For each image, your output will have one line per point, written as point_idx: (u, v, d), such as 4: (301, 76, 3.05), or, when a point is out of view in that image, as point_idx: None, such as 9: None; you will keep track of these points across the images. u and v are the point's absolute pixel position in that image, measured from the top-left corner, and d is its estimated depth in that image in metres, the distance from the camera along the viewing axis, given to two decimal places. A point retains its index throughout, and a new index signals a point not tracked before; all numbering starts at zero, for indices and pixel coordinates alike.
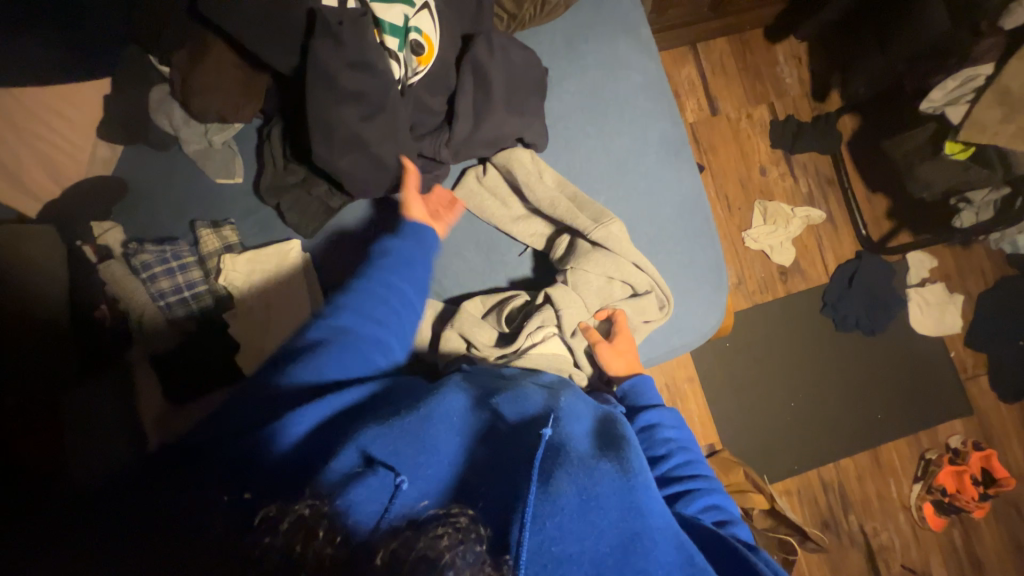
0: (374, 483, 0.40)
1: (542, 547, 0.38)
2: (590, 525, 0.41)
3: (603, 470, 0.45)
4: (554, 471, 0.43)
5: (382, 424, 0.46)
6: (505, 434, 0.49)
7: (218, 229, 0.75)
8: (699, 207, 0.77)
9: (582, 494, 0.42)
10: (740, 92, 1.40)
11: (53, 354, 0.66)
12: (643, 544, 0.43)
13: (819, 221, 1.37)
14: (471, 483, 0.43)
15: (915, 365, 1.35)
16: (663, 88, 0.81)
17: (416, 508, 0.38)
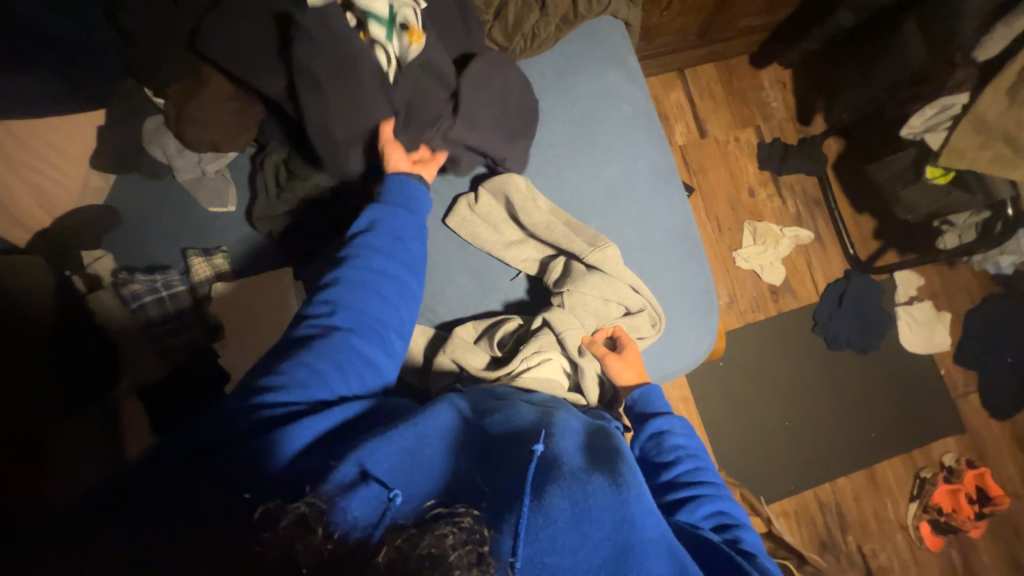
0: (369, 496, 0.42)
1: (535, 556, 0.40)
2: (581, 537, 0.42)
3: (594, 484, 0.44)
4: (546, 484, 0.44)
5: (379, 436, 0.47)
6: (497, 447, 0.50)
7: (210, 257, 0.76)
8: (689, 233, 0.79)
9: (575, 507, 0.43)
10: (727, 116, 1.44)
11: (36, 388, 0.64)
12: (635, 555, 0.44)
13: (808, 241, 1.39)
14: (473, 480, 0.46)
15: (907, 383, 1.36)
16: (652, 117, 0.83)
17: (413, 514, 0.41)
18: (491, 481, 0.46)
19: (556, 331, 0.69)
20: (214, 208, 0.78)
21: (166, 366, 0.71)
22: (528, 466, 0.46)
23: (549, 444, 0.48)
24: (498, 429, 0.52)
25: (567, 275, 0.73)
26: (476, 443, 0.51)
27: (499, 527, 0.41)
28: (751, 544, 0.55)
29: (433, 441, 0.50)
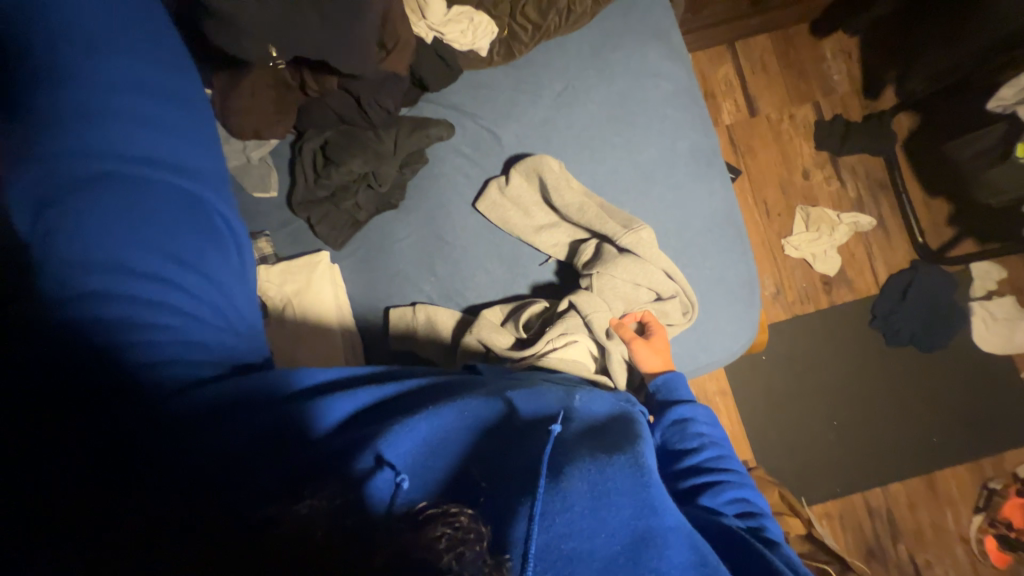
0: (381, 481, 0.40)
1: (551, 543, 0.38)
2: (600, 521, 0.40)
3: (615, 465, 0.43)
4: (564, 466, 0.42)
5: (402, 425, 0.44)
6: (519, 427, 0.48)
7: (254, 240, 0.79)
8: (731, 218, 0.74)
9: (594, 491, 0.41)
10: (782, 91, 1.33)
11: None
12: (656, 542, 0.41)
13: (868, 228, 1.28)
14: (471, 478, 0.42)
15: (978, 385, 1.24)
16: (695, 95, 0.78)
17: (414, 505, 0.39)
18: (486, 473, 0.43)
19: (580, 314, 0.68)
20: (258, 193, 0.81)
21: None
22: (541, 454, 0.44)
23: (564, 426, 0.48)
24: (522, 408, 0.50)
25: (596, 258, 0.71)
26: (504, 418, 0.48)
27: (511, 515, 0.39)
28: (774, 533, 0.54)
29: (462, 423, 0.46)
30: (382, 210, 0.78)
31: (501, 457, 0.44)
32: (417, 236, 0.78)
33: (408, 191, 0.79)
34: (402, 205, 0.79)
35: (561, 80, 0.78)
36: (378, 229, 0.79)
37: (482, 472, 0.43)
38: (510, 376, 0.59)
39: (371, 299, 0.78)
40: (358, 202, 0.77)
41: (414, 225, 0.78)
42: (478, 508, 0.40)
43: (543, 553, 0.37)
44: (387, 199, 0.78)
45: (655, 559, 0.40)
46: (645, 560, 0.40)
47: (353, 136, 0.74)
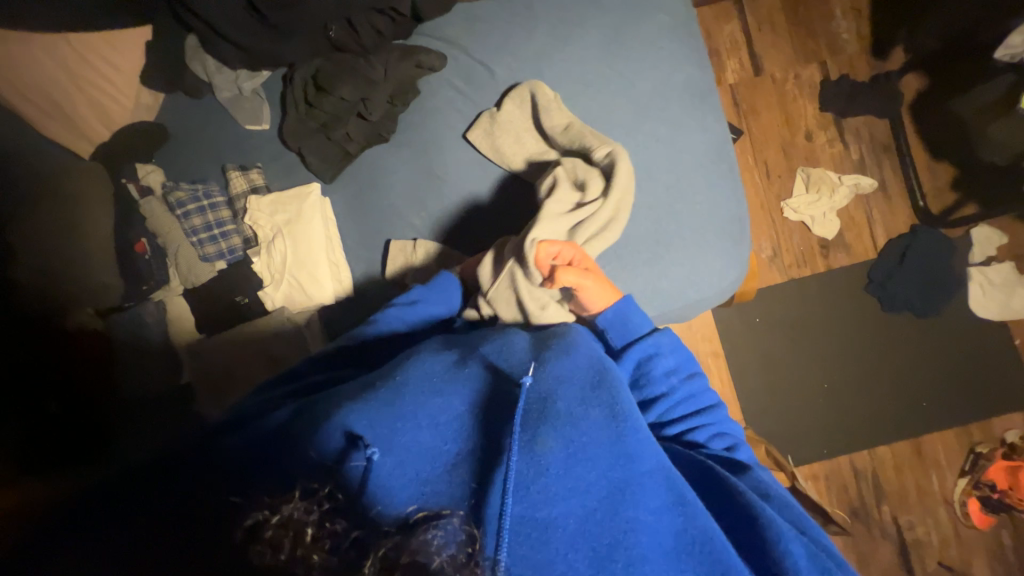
0: (354, 467, 0.44)
1: (527, 513, 0.41)
2: (576, 479, 0.44)
3: (587, 419, 0.49)
4: (538, 429, 0.46)
5: (368, 407, 0.49)
6: (493, 388, 0.53)
7: (246, 172, 0.79)
8: (723, 154, 0.74)
9: (568, 449, 0.45)
10: (788, 50, 1.30)
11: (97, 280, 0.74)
12: (630, 491, 0.45)
13: (869, 190, 1.26)
14: (448, 469, 0.45)
15: (971, 352, 1.23)
16: (691, 30, 0.77)
17: (393, 488, 0.43)
18: (467, 466, 0.45)
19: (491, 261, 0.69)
20: (249, 126, 0.80)
21: (216, 271, 0.78)
22: (515, 411, 0.48)
23: (538, 379, 0.52)
24: (503, 364, 0.56)
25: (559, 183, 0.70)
26: (490, 382, 0.54)
27: (487, 485, 0.43)
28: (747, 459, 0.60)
29: (450, 397, 0.51)
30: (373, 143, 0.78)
31: (468, 429, 0.49)
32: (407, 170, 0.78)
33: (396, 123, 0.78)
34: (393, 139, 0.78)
35: (557, 13, 0.77)
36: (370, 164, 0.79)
37: (445, 448, 0.47)
38: (477, 334, 0.66)
39: (360, 232, 0.79)
40: (349, 134, 0.76)
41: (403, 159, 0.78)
42: (459, 498, 0.42)
43: (519, 525, 0.40)
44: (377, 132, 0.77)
45: (631, 511, 0.44)
46: (624, 512, 0.43)
47: (350, 66, 0.73)
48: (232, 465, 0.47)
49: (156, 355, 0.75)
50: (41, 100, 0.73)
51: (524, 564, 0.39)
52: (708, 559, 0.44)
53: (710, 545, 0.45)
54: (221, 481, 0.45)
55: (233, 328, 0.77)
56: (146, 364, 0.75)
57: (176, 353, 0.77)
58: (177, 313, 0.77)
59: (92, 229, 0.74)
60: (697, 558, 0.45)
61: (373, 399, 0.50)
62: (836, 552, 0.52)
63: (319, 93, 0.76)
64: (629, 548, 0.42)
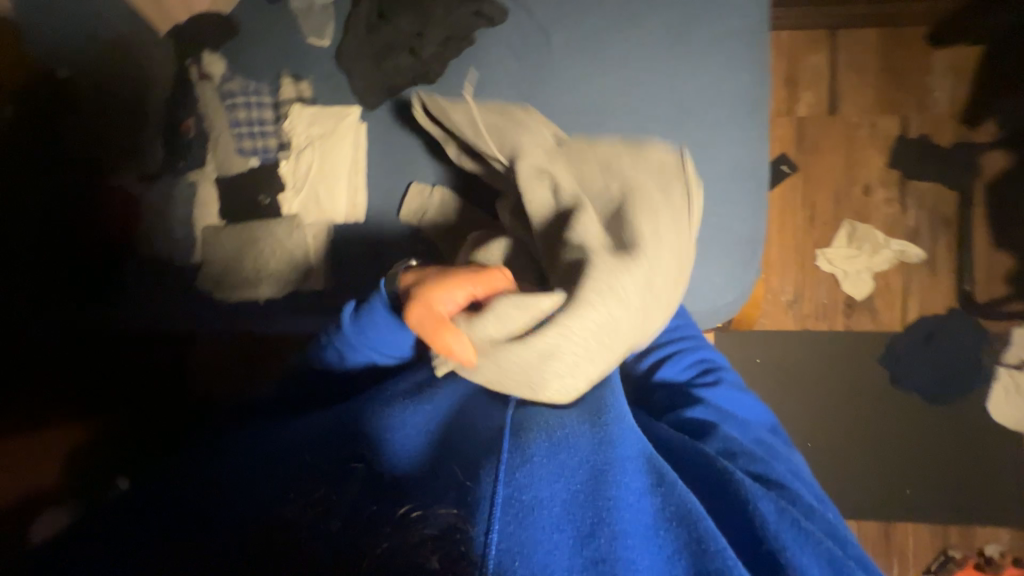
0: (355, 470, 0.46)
1: (515, 496, 0.43)
2: (560, 466, 0.47)
3: (568, 417, 0.53)
4: (523, 422, 0.50)
5: (364, 408, 0.54)
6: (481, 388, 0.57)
7: (298, 82, 0.83)
8: (753, 172, 0.73)
9: (552, 442, 0.48)
10: (872, 96, 1.22)
11: (141, 152, 0.83)
12: (613, 474, 0.48)
13: (915, 261, 1.19)
14: (436, 461, 0.48)
15: (975, 454, 1.16)
16: (759, 42, 0.75)
17: (385, 477, 0.46)
18: (451, 458, 0.48)
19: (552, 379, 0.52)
20: (311, 40, 0.83)
21: (246, 166, 0.82)
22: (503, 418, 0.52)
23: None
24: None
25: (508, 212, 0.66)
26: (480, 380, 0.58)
27: (477, 479, 0.45)
28: (725, 381, 0.68)
29: (434, 401, 0.55)
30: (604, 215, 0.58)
31: (450, 432, 0.51)
32: (640, 283, 0.53)
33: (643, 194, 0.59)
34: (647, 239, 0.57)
35: None
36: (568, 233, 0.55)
37: (429, 454, 0.49)
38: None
39: (386, 163, 0.81)
40: (398, 66, 0.79)
41: (643, 274, 0.53)
42: (445, 494, 0.44)
43: (507, 505, 0.42)
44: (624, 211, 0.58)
45: (614, 489, 0.46)
46: (608, 489, 0.46)
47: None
48: (244, 489, 0.47)
49: (173, 233, 0.83)
50: None
51: (513, 548, 0.40)
52: (692, 537, 0.46)
53: (688, 520, 0.47)
54: (226, 482, 0.48)
55: (252, 224, 0.81)
56: (162, 235, 0.83)
57: (191, 233, 0.83)
58: (204, 197, 0.82)
59: (151, 104, 0.82)
60: (678, 534, 0.46)
61: (365, 403, 0.55)
62: (809, 503, 0.56)
63: (382, 22, 0.79)
64: (611, 525, 0.44)
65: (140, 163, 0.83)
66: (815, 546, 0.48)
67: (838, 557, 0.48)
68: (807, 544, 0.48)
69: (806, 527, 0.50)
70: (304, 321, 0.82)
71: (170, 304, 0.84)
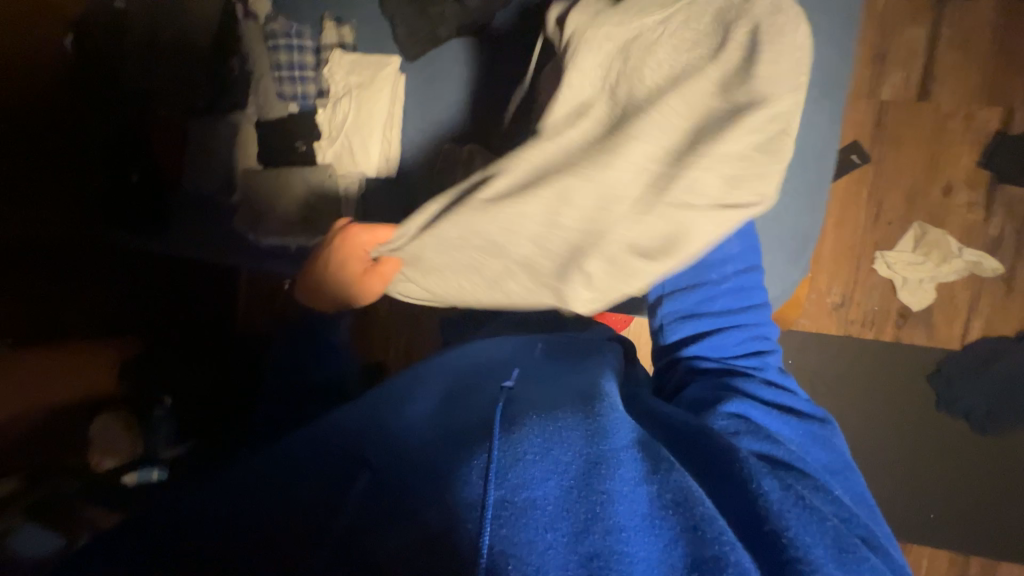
0: (348, 485, 0.43)
1: (506, 498, 0.39)
2: (552, 462, 0.42)
3: (563, 409, 0.47)
4: (516, 417, 0.46)
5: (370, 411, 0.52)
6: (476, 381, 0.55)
7: (340, 26, 0.80)
8: (818, 160, 0.67)
9: (544, 434, 0.44)
10: (973, 83, 1.06)
11: (188, 89, 0.84)
12: (608, 465, 0.42)
13: (988, 275, 1.07)
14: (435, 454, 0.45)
15: (1013, 487, 1.09)
16: (850, 10, 0.66)
17: (390, 476, 0.43)
18: (449, 448, 0.45)
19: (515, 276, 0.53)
20: None
21: (285, 111, 0.82)
22: (494, 411, 0.48)
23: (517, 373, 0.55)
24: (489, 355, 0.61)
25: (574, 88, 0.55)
26: (475, 371, 0.57)
27: (469, 470, 0.41)
28: (767, 368, 0.63)
29: (429, 395, 0.54)
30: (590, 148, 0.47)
31: (450, 422, 0.49)
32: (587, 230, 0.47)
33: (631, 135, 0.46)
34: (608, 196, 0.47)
35: None
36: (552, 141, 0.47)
37: (420, 450, 0.45)
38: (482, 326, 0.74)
39: (422, 118, 0.79)
40: (444, 14, 0.76)
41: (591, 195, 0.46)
42: (440, 486, 0.41)
43: (499, 506, 0.38)
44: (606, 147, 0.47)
45: (608, 481, 0.41)
46: (600, 482, 0.41)
47: None
48: (233, 493, 0.43)
49: (214, 172, 0.85)
50: None
51: (507, 550, 0.36)
52: (690, 525, 0.40)
53: (685, 507, 0.41)
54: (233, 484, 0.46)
55: (285, 169, 0.81)
56: (202, 173, 0.85)
57: (230, 174, 0.85)
58: (243, 137, 0.84)
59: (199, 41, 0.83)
60: (675, 522, 0.40)
61: (355, 407, 0.53)
62: (826, 486, 0.50)
63: None
64: (605, 519, 0.39)
65: (187, 101, 0.85)
66: (829, 538, 0.43)
67: (848, 541, 0.43)
68: (817, 531, 0.43)
69: (812, 506, 0.45)
70: None
71: (210, 241, 0.88)
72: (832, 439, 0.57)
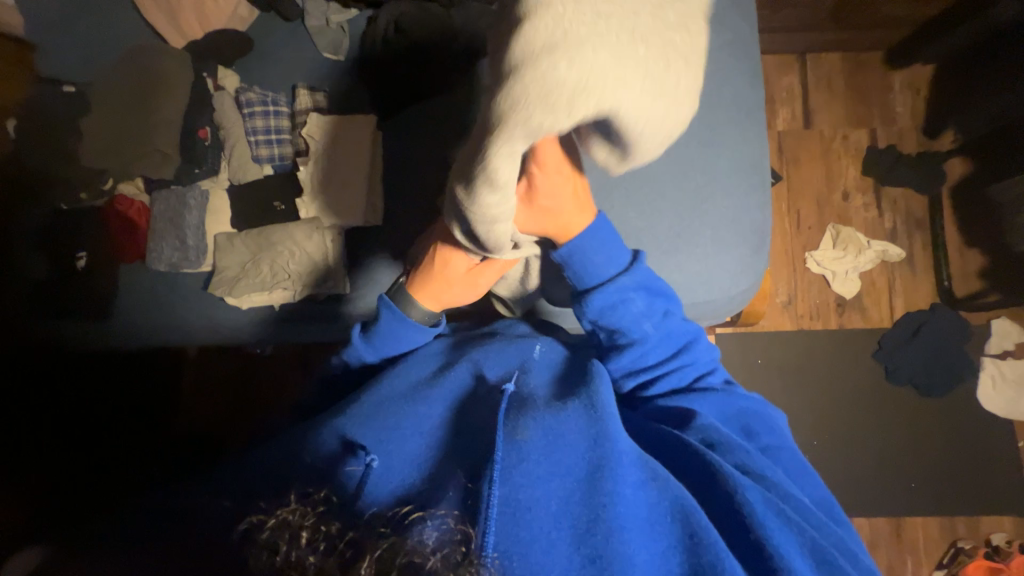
0: (352, 471, 0.49)
1: (509, 496, 0.45)
2: (556, 463, 0.49)
3: (565, 412, 0.55)
4: (520, 422, 0.52)
5: (363, 418, 0.56)
6: (479, 394, 0.60)
7: (313, 93, 0.85)
8: (757, 167, 0.77)
9: (547, 437, 0.51)
10: (841, 112, 1.32)
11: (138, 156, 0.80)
12: (609, 468, 0.49)
13: (896, 260, 1.26)
14: (448, 468, 0.50)
15: (969, 443, 1.21)
16: (752, 49, 0.81)
17: (389, 489, 0.47)
18: (461, 463, 0.51)
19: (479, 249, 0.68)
20: (327, 54, 0.87)
21: (262, 173, 0.84)
22: (498, 413, 0.54)
23: (518, 383, 0.60)
24: (493, 374, 0.63)
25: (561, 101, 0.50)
26: (478, 389, 0.61)
27: (477, 481, 0.47)
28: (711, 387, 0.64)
29: (434, 406, 0.59)
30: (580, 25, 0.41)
31: (455, 440, 0.55)
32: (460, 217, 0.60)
33: (622, 5, 0.42)
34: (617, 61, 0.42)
35: None
36: (524, 70, 0.39)
37: (430, 466, 0.51)
38: (471, 341, 0.73)
39: (402, 165, 0.83)
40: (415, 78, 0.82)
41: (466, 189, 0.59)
42: (450, 489, 0.47)
43: (503, 508, 0.44)
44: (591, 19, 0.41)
45: (609, 485, 0.48)
46: (602, 486, 0.48)
47: (432, 14, 0.81)
48: (201, 509, 0.45)
49: (177, 243, 0.82)
50: None
51: (505, 547, 0.42)
52: (682, 527, 0.47)
53: (683, 513, 0.48)
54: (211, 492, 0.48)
55: (266, 228, 0.82)
56: (164, 247, 0.82)
57: (200, 243, 0.82)
58: (218, 205, 0.84)
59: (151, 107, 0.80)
60: (672, 528, 0.47)
61: (359, 410, 0.57)
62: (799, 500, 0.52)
63: (398, 34, 0.82)
64: (608, 521, 0.45)
65: (140, 170, 0.81)
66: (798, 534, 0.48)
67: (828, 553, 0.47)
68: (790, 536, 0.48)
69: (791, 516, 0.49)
70: (325, 322, 0.83)
71: (180, 313, 0.85)
72: (780, 439, 0.62)
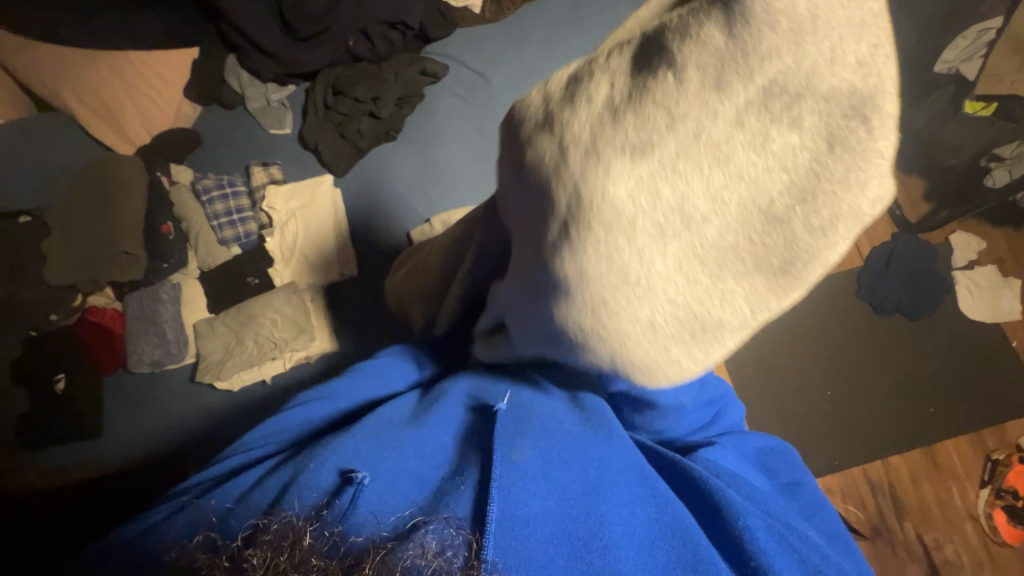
0: (335, 503, 0.36)
1: (508, 511, 0.35)
2: (552, 480, 0.39)
3: (565, 427, 0.45)
4: (516, 438, 0.42)
5: (340, 443, 0.44)
6: (485, 416, 0.47)
7: (267, 167, 0.88)
8: None
9: (544, 455, 0.41)
10: None
11: (95, 265, 0.80)
12: (607, 488, 0.40)
13: None
14: (445, 486, 0.40)
15: (968, 355, 1.24)
16: None
17: (382, 520, 0.35)
18: (455, 482, 0.40)
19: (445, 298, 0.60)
20: (274, 131, 0.92)
21: (230, 254, 0.85)
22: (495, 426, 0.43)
23: (513, 399, 0.47)
24: (489, 400, 0.49)
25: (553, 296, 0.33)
26: (481, 420, 0.47)
27: (478, 487, 0.39)
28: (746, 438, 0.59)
29: (432, 426, 0.47)
30: (766, 132, 0.20)
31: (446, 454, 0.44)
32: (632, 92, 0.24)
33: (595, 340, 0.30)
34: (672, 247, 0.23)
35: (539, 41, 0.95)
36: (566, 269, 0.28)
37: (422, 485, 0.40)
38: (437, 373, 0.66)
39: (368, 216, 0.88)
40: (361, 130, 0.87)
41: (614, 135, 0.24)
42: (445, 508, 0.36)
43: (503, 521, 0.34)
44: (816, 144, 0.20)
45: (607, 503, 0.39)
46: (599, 502, 0.39)
47: (365, 71, 0.87)
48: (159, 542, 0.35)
49: (151, 340, 0.82)
50: (103, 114, 0.86)
51: (507, 556, 0.32)
52: (686, 546, 0.39)
53: (685, 529, 0.40)
54: (163, 525, 0.38)
55: (247, 301, 0.82)
56: (139, 347, 0.82)
57: (182, 334, 0.83)
58: (194, 295, 0.85)
59: (105, 214, 0.81)
60: (673, 545, 0.39)
61: (359, 431, 0.45)
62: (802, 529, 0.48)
63: (338, 96, 0.87)
64: (607, 539, 0.36)
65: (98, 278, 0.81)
66: (802, 562, 0.42)
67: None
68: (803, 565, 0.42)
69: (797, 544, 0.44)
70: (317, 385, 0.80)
71: (165, 409, 0.84)
72: (802, 476, 0.60)
